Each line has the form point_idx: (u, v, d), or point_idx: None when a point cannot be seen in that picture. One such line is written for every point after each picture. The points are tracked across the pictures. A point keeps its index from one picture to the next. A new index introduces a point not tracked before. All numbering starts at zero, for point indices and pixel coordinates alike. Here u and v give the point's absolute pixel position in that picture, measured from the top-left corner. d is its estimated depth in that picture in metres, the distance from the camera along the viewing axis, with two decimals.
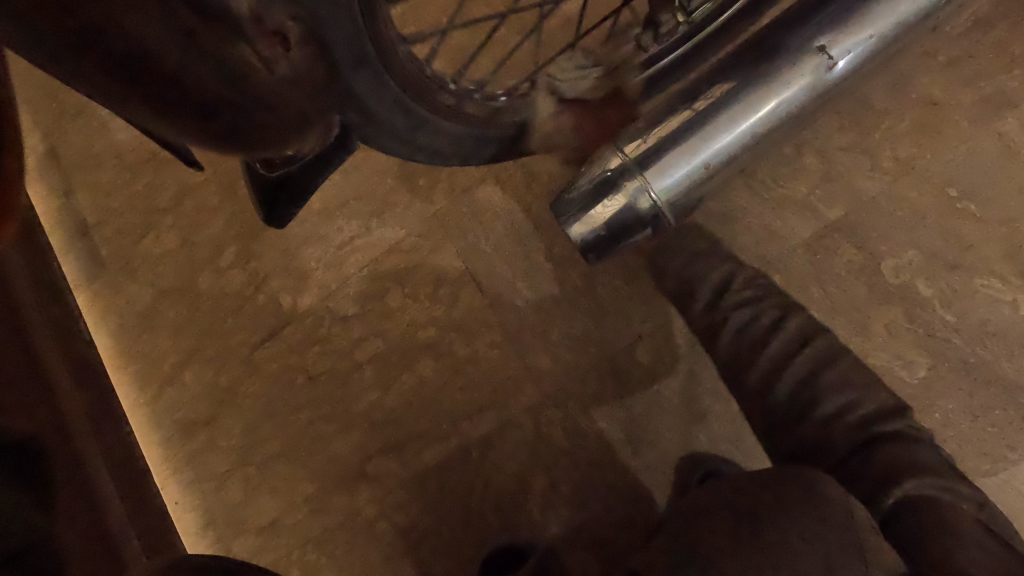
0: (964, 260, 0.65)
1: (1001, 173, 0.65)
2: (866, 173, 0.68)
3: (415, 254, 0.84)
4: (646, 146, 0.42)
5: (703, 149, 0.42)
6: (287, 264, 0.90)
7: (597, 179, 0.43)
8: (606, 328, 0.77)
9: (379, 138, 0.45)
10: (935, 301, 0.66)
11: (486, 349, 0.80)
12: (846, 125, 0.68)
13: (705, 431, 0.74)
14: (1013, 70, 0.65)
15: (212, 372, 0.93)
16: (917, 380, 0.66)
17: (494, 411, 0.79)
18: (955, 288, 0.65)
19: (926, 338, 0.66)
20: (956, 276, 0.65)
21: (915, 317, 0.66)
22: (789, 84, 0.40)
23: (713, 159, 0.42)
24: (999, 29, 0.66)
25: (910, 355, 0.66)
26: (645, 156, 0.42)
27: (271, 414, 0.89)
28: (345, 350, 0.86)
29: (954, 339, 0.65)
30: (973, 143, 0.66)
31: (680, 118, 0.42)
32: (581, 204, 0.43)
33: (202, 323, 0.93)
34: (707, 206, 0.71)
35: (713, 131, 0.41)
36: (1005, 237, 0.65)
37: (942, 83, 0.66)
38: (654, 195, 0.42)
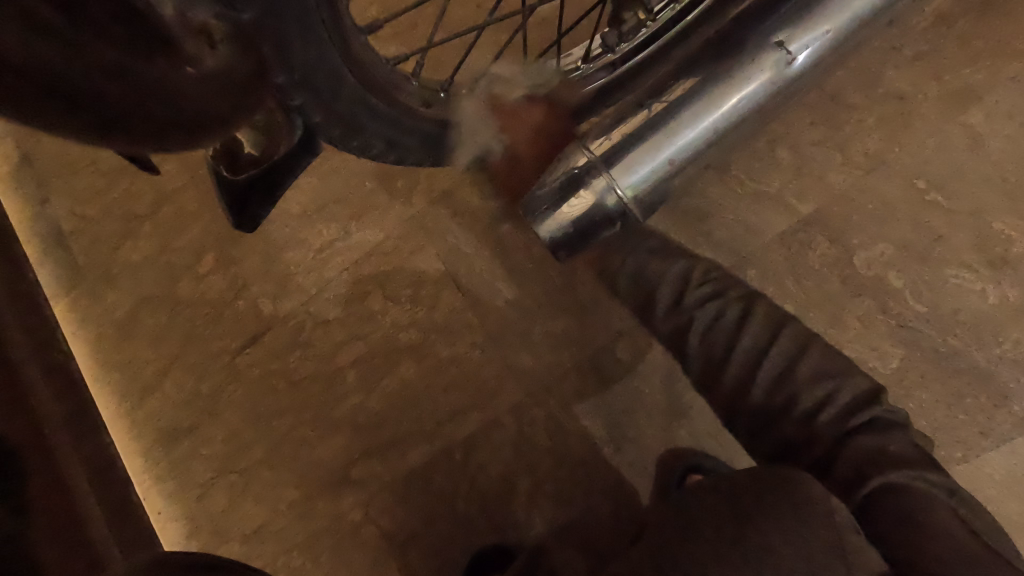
0: (934, 252, 0.66)
1: (967, 165, 0.66)
2: (838, 167, 0.69)
3: (395, 256, 0.83)
4: (612, 144, 0.42)
5: (667, 145, 0.42)
6: (267, 269, 0.90)
7: (565, 177, 0.43)
8: (587, 326, 0.76)
9: (343, 136, 0.44)
10: (907, 292, 0.67)
11: (469, 350, 0.80)
12: (816, 120, 0.69)
13: (686, 426, 0.75)
14: (977, 63, 0.66)
15: (194, 380, 0.93)
16: (892, 371, 0.66)
17: (477, 412, 0.79)
18: (926, 279, 0.66)
19: (899, 329, 0.67)
20: (927, 267, 0.66)
21: (887, 309, 0.67)
22: (749, 81, 0.41)
23: (677, 154, 0.42)
24: (962, 24, 0.67)
25: (884, 346, 0.67)
26: (611, 154, 0.42)
27: (255, 419, 0.90)
28: (328, 354, 0.87)
29: (927, 330, 0.66)
30: (940, 137, 0.67)
31: (644, 114, 0.42)
32: (550, 203, 0.43)
33: (184, 330, 0.93)
34: (682, 203, 0.71)
35: (676, 127, 0.42)
36: (974, 227, 0.66)
37: (908, 78, 0.68)
38: (621, 192, 0.42)
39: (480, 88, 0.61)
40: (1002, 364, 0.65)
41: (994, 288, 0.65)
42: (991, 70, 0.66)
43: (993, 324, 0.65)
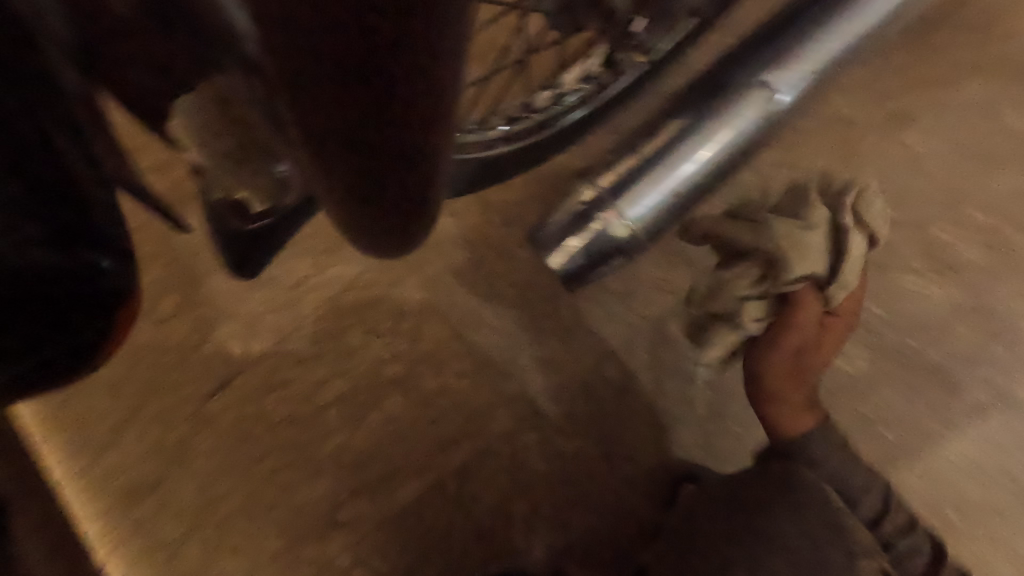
0: (886, 259, 0.73)
1: (908, 180, 0.73)
2: (797, 186, 0.74)
3: (376, 290, 0.82)
4: (616, 179, 0.49)
5: (664, 179, 0.49)
6: (237, 308, 0.87)
7: (576, 209, 0.49)
8: (574, 348, 0.77)
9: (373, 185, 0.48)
10: (866, 298, 0.73)
11: (457, 379, 0.79)
12: (774, 143, 0.75)
13: (675, 438, 0.77)
14: (908, 91, 0.74)
15: (158, 430, 0.87)
16: (858, 371, 0.72)
17: (469, 441, 0.78)
18: (882, 285, 0.73)
19: (862, 332, 0.72)
20: (881, 274, 0.73)
21: (850, 314, 0.72)
22: (732, 120, 0.49)
23: (675, 187, 0.49)
24: (893, 56, 0.74)
25: (849, 349, 0.72)
26: (617, 188, 0.48)
27: (230, 466, 0.86)
28: (307, 394, 0.84)
29: (886, 331, 0.72)
30: (883, 156, 0.74)
31: (640, 154, 0.50)
32: (564, 235, 0.49)
33: (145, 377, 0.88)
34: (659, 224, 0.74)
35: (671, 162, 0.49)
36: (918, 238, 0.73)
37: (852, 103, 0.74)
38: (629, 222, 0.48)
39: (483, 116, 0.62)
40: (953, 360, 0.71)
41: (940, 290, 0.72)
42: (919, 98, 0.74)
43: (943, 324, 0.72)
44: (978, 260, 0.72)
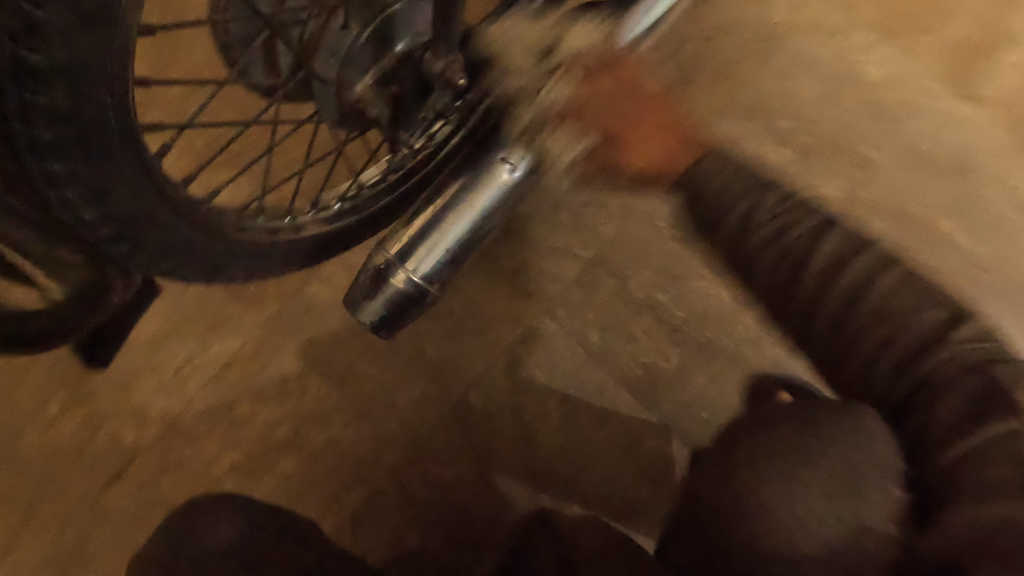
0: (685, 271, 0.82)
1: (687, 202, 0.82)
2: (603, 219, 0.84)
3: (255, 362, 0.89)
4: (402, 244, 0.60)
5: (439, 243, 0.61)
6: (124, 400, 0.90)
7: (373, 271, 0.59)
8: (440, 385, 0.84)
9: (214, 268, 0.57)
10: (671, 306, 0.82)
11: (341, 431, 0.86)
12: (581, 182, 0.84)
13: (539, 452, 0.82)
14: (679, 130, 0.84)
15: (57, 533, 0.88)
16: (674, 366, 0.82)
17: (360, 486, 0.84)
18: (683, 293, 0.82)
19: (673, 333, 0.82)
20: (681, 283, 0.82)
21: (663, 320, 0.82)
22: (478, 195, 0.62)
23: (448, 249, 0.61)
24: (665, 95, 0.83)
25: (665, 349, 0.82)
26: (403, 252, 0.60)
27: (134, 554, 0.88)
28: (201, 470, 0.88)
29: (695, 331, 0.82)
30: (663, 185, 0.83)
31: (419, 220, 0.61)
32: (364, 290, 0.62)
33: (36, 484, 0.89)
34: (498, 266, 0.84)
35: (445, 227, 0.61)
36: (700, 249, 0.82)
37: None
38: (413, 276, 0.59)
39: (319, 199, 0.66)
40: (745, 346, 0.82)
41: (725, 290, 0.82)
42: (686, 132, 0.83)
43: (733, 320, 0.82)
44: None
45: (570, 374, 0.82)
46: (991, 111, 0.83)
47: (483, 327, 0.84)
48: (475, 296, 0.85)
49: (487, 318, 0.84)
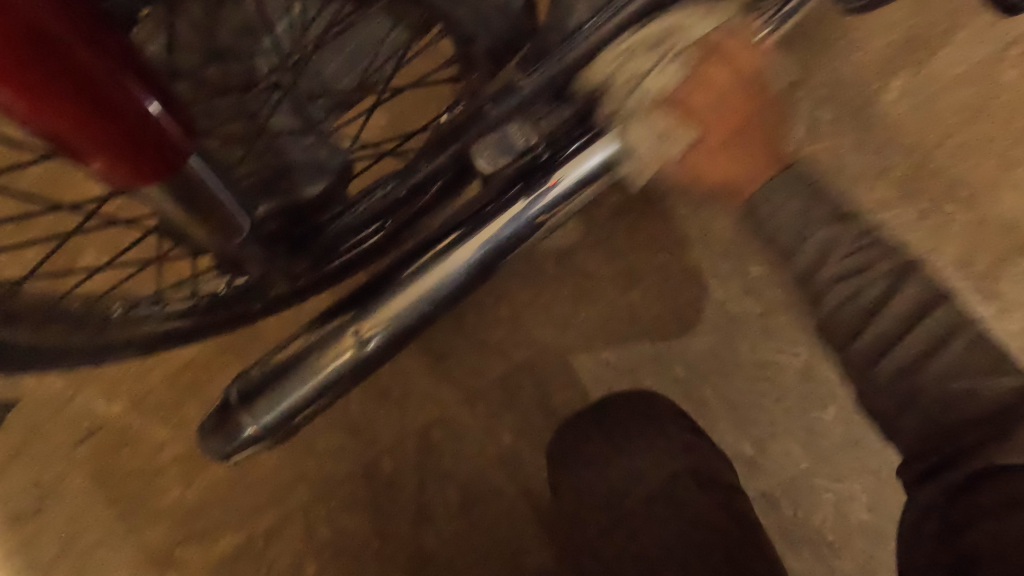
0: (609, 398, 0.79)
1: (629, 329, 0.78)
2: (542, 323, 0.80)
3: (209, 369, 0.96)
4: (249, 383, 0.53)
5: (281, 397, 0.52)
6: (101, 372, 1.00)
7: (224, 400, 0.55)
8: (357, 441, 0.87)
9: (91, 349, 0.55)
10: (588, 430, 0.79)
11: (266, 455, 0.91)
12: (525, 283, 0.80)
13: (432, 529, 0.84)
14: (642, 249, 0.78)
15: (35, 471, 1.00)
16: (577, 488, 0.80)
17: (274, 508, 0.92)
18: (600, 420, 0.79)
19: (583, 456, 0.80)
20: (602, 409, 0.79)
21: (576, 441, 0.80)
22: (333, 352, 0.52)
23: (292, 404, 0.53)
24: (631, 216, 0.78)
25: (571, 470, 0.80)
26: (247, 393, 0.53)
27: (89, 507, 0.99)
28: (153, 452, 0.98)
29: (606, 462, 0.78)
30: (611, 306, 0.78)
31: (278, 359, 0.54)
32: (213, 417, 0.56)
33: (24, 425, 1.00)
34: (428, 344, 0.83)
35: (289, 382, 0.52)
36: (632, 381, 0.78)
37: (590, 254, 0.79)
38: (251, 425, 0.53)
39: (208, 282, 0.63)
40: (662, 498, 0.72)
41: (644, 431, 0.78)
42: (649, 256, 0.78)
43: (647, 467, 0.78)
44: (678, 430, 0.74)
45: (474, 467, 0.83)
46: (1011, 323, 0.68)
47: (404, 398, 0.85)
48: (402, 367, 0.84)
49: (410, 389, 0.84)
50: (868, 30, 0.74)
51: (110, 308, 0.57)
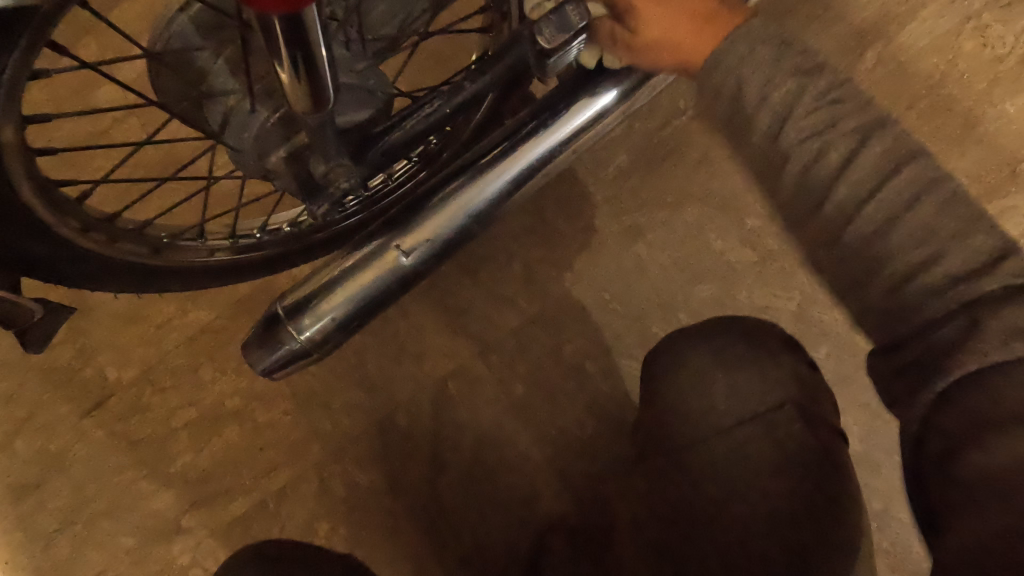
0: (616, 347, 0.85)
1: (634, 281, 0.84)
2: (553, 278, 0.86)
3: (224, 334, 0.99)
4: (293, 299, 0.57)
5: (328, 309, 0.56)
6: (113, 340, 1.00)
7: (263, 320, 0.57)
8: (373, 397, 0.90)
9: (142, 279, 0.57)
10: (597, 377, 0.85)
11: (282, 415, 0.94)
12: (537, 241, 0.86)
13: (446, 480, 0.87)
14: (643, 208, 0.85)
15: (41, 440, 0.99)
16: (586, 433, 0.85)
17: (288, 468, 0.93)
18: (608, 368, 0.85)
19: (592, 403, 0.85)
20: (610, 358, 0.85)
21: (586, 389, 0.85)
22: (375, 265, 0.57)
23: (338, 315, 0.57)
24: (635, 178, 0.86)
25: (581, 416, 0.85)
26: (292, 309, 0.56)
27: (97, 475, 0.98)
28: (164, 417, 0.99)
29: (613, 405, 0.85)
30: (617, 262, 0.85)
31: (320, 276, 0.57)
32: (252, 338, 0.58)
33: (32, 394, 0.99)
34: (444, 300, 0.88)
35: (336, 295, 0.57)
36: (637, 331, 0.84)
37: (598, 214, 0.85)
38: (298, 337, 0.56)
39: (255, 225, 0.67)
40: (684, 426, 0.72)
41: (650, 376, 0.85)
42: (651, 215, 0.85)
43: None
44: (704, 367, 0.74)
45: (487, 418, 0.87)
46: None
47: (421, 354, 0.89)
48: (419, 323, 0.88)
49: (426, 344, 0.88)
50: (843, 11, 0.83)
51: (160, 234, 0.59)
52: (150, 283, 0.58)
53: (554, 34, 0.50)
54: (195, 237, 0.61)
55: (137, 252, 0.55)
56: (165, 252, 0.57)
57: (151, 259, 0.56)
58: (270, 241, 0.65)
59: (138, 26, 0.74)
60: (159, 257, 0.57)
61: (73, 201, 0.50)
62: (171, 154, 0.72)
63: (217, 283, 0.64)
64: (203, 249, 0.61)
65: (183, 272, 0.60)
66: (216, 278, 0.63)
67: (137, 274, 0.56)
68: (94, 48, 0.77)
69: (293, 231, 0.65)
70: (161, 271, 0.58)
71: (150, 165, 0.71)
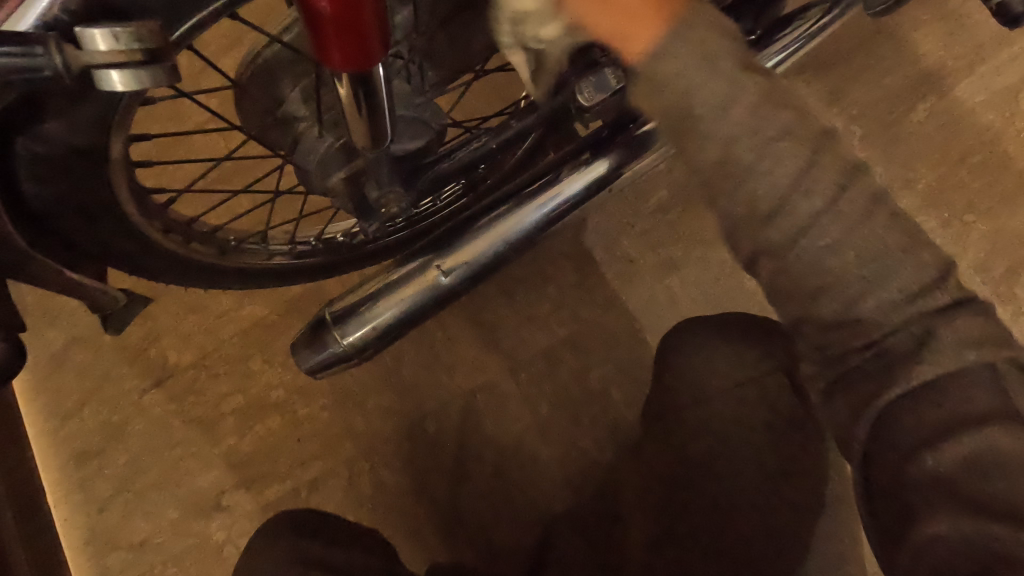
0: (642, 375, 0.87)
1: (665, 313, 0.87)
2: (585, 303, 0.88)
3: (277, 329, 1.06)
4: (342, 306, 0.61)
5: (373, 318, 0.61)
6: (176, 326, 1.09)
7: (313, 322, 0.62)
8: (405, 401, 0.95)
9: (210, 278, 0.64)
10: (622, 402, 0.87)
11: (320, 410, 1.00)
12: (573, 267, 0.89)
13: (466, 488, 0.90)
14: (679, 242, 0.87)
15: (106, 411, 1.08)
16: (607, 457, 0.88)
17: (321, 460, 0.99)
18: (635, 394, 0.87)
19: (615, 428, 0.88)
20: (636, 385, 0.87)
21: (609, 414, 0.88)
22: (421, 281, 0.62)
23: (381, 324, 0.61)
24: (674, 213, 0.88)
25: (603, 440, 0.88)
26: (340, 315, 0.61)
27: (151, 448, 1.07)
28: (215, 401, 1.07)
29: (635, 431, 0.87)
30: (651, 292, 0.87)
31: (368, 287, 0.62)
32: (301, 338, 0.63)
33: (102, 368, 1.09)
34: (479, 315, 0.92)
35: (382, 305, 0.61)
36: None
37: (635, 245, 0.88)
38: (343, 341, 0.61)
39: (314, 235, 0.73)
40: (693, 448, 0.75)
41: None
42: (687, 249, 0.87)
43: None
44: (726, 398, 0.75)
45: (511, 433, 0.90)
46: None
47: (453, 364, 0.93)
48: (454, 334, 0.93)
49: (459, 355, 0.93)
50: (896, 60, 0.83)
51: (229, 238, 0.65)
52: (216, 281, 0.64)
53: (592, 95, 0.58)
54: (260, 242, 0.68)
55: (207, 253, 0.61)
56: (232, 253, 0.64)
57: (219, 260, 0.63)
58: (324, 249, 0.71)
59: (227, 48, 0.82)
60: (226, 257, 0.63)
61: (160, 207, 0.56)
62: (245, 165, 0.79)
63: (274, 284, 0.70)
64: (265, 253, 0.67)
65: (245, 273, 0.66)
66: (272, 279, 0.69)
67: (208, 273, 0.63)
68: (187, 64, 0.85)
69: (347, 242, 0.71)
70: (227, 271, 0.64)
71: (227, 174, 0.79)
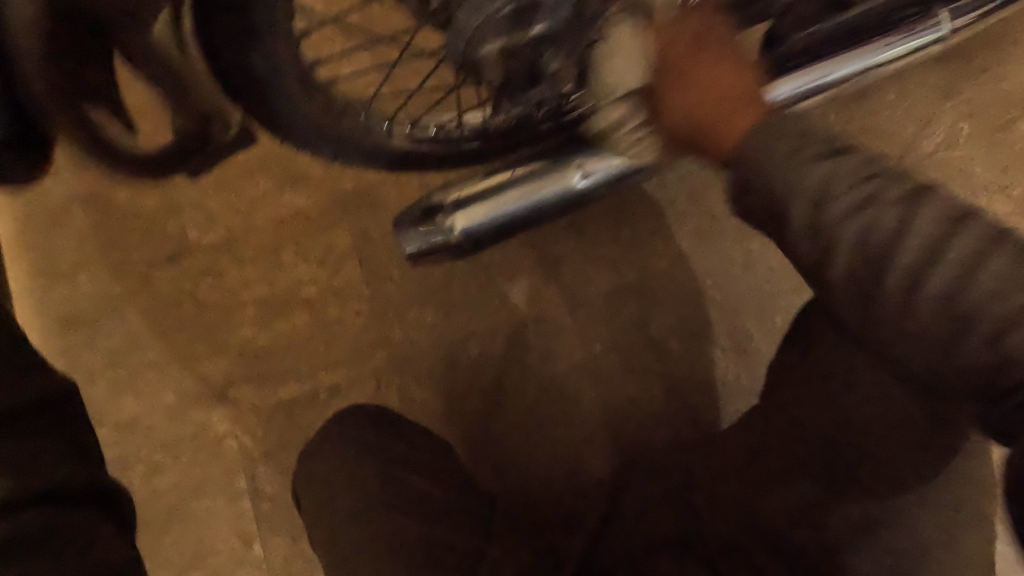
0: (703, 333, 0.87)
1: (734, 277, 0.87)
2: (657, 253, 0.87)
3: (316, 224, 0.99)
4: (460, 195, 0.71)
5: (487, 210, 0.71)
6: (201, 202, 1.00)
7: (428, 207, 0.72)
8: (449, 321, 0.91)
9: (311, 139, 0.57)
10: (677, 356, 0.87)
11: (354, 315, 0.95)
12: (653, 216, 0.87)
13: (501, 417, 0.88)
14: None
15: (106, 279, 0.99)
16: (650, 409, 0.87)
17: (347, 366, 0.95)
18: (690, 350, 0.87)
19: (664, 381, 0.87)
20: (694, 342, 0.87)
21: (661, 366, 0.87)
22: (536, 187, 0.71)
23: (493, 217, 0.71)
24: None
25: (650, 391, 0.87)
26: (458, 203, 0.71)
27: (153, 326, 0.99)
28: (234, 288, 0.99)
29: (684, 386, 0.87)
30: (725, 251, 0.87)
31: (484, 182, 0.71)
32: (414, 219, 0.72)
33: (110, 232, 1.00)
34: (545, 245, 0.89)
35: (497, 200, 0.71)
36: (727, 322, 0.86)
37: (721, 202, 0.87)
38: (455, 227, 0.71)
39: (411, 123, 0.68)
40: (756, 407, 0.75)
41: (728, 366, 0.86)
42: None
43: (723, 402, 0.86)
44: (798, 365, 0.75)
45: (558, 369, 0.88)
46: None
47: (507, 291, 0.90)
48: (516, 260, 0.89)
49: (516, 282, 0.89)
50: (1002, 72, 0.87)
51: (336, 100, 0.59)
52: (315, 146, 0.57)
53: None
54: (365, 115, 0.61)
55: (321, 106, 0.55)
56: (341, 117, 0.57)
57: (329, 121, 0.56)
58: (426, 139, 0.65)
59: None
60: (336, 120, 0.57)
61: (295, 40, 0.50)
62: None
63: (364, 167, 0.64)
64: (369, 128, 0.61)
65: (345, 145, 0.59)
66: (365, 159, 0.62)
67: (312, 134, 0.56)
68: None
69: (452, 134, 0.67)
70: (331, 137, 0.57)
71: None
